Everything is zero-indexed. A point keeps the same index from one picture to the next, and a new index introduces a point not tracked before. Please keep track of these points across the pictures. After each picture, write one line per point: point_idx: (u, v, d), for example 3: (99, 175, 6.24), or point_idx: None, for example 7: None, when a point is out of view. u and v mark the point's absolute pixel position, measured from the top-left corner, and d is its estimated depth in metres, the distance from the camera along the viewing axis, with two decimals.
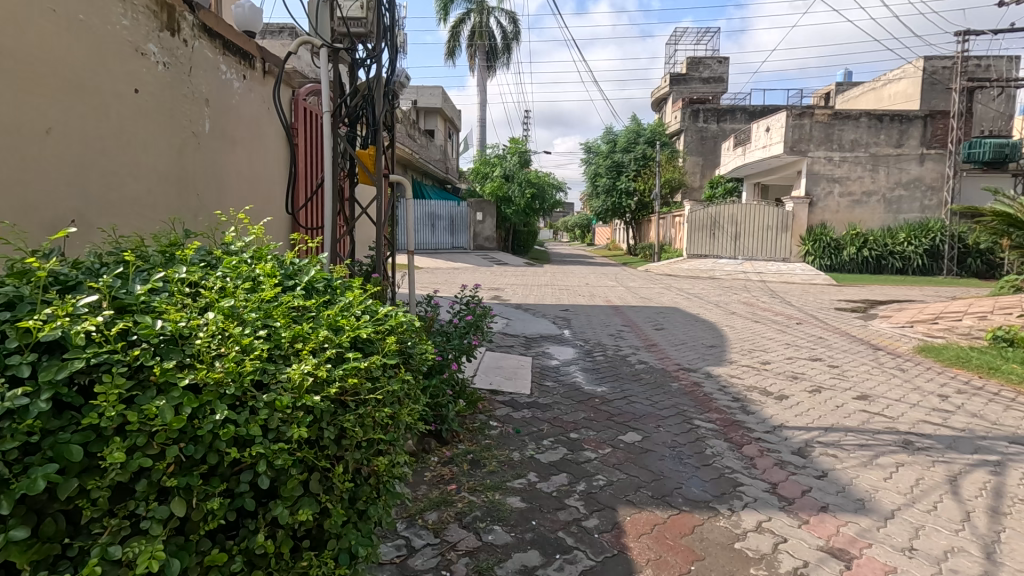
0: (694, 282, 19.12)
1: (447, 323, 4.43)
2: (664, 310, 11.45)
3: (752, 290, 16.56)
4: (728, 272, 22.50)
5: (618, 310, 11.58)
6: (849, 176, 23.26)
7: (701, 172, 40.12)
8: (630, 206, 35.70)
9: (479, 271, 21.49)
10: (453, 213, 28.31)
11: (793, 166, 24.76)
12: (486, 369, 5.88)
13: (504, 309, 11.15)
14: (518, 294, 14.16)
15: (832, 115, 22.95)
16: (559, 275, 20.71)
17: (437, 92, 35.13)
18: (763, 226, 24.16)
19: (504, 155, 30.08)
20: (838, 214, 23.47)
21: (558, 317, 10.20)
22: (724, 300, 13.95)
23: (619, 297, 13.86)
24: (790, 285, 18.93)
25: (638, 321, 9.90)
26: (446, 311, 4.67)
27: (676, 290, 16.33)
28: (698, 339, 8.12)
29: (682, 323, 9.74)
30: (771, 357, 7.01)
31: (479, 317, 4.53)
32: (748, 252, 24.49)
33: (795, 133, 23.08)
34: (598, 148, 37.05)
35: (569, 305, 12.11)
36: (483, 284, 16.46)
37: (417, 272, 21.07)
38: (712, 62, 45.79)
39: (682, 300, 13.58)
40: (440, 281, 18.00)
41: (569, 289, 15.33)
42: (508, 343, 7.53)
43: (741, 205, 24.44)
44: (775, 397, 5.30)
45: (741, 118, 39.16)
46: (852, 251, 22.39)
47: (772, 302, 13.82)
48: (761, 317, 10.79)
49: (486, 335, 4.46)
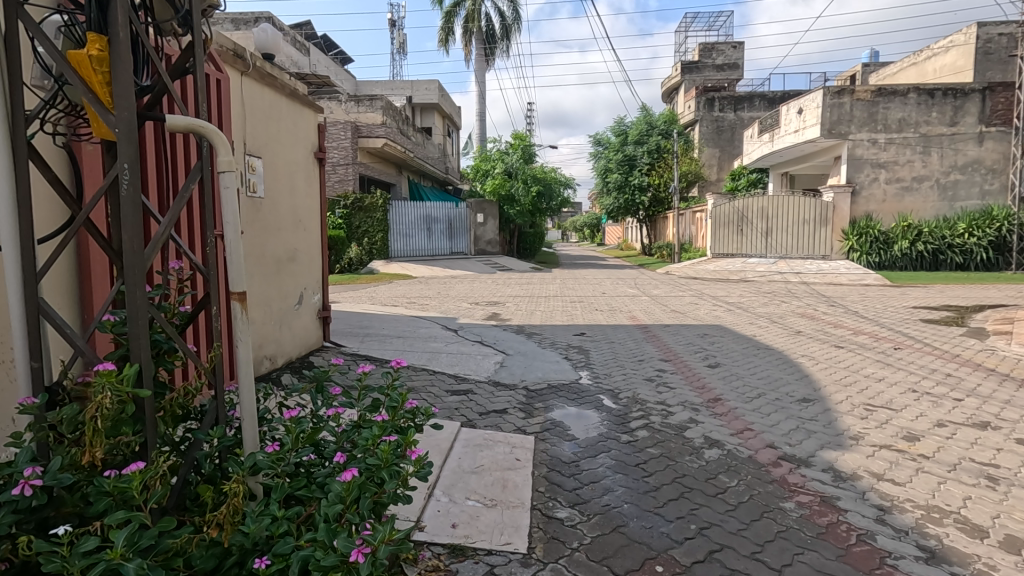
0: (727, 287, 16.51)
1: (321, 480, 1.85)
2: (708, 331, 8.89)
3: (801, 297, 13.93)
4: (761, 273, 19.92)
5: (648, 331, 9.09)
6: (896, 160, 20.47)
7: (718, 165, 37.46)
8: (644, 203, 33.13)
9: (479, 279, 19.04)
10: (452, 215, 25.80)
11: (829, 152, 22.05)
12: (452, 481, 3.39)
13: (500, 335, 8.67)
14: (521, 311, 11.67)
15: (875, 92, 20.24)
16: (570, 281, 18.27)
17: (433, 86, 32.66)
18: (798, 220, 21.51)
19: (506, 150, 27.61)
20: (885, 204, 20.66)
21: (572, 347, 7.70)
22: (776, 311, 11.35)
23: (645, 311, 11.30)
24: (838, 287, 16.35)
25: (680, 351, 7.36)
26: (334, 430, 2.09)
27: (710, 298, 13.76)
28: (777, 387, 5.57)
29: (739, 354, 7.17)
30: (912, 426, 4.43)
31: (389, 453, 1.89)
32: (782, 249, 21.89)
33: (834, 113, 20.39)
34: (608, 140, 34.36)
35: (585, 326, 9.61)
36: (481, 297, 14.01)
37: (408, 283, 18.67)
38: (726, 46, 43.06)
39: (722, 313, 11.00)
40: (431, 293, 15.59)
41: (582, 302, 12.80)
42: (499, 403, 5.03)
43: (771, 196, 21.85)
44: (1002, 547, 2.74)
45: (760, 105, 36.46)
46: (905, 246, 19.66)
47: (836, 313, 11.13)
48: (841, 339, 8.19)
49: (403, 497, 1.83)
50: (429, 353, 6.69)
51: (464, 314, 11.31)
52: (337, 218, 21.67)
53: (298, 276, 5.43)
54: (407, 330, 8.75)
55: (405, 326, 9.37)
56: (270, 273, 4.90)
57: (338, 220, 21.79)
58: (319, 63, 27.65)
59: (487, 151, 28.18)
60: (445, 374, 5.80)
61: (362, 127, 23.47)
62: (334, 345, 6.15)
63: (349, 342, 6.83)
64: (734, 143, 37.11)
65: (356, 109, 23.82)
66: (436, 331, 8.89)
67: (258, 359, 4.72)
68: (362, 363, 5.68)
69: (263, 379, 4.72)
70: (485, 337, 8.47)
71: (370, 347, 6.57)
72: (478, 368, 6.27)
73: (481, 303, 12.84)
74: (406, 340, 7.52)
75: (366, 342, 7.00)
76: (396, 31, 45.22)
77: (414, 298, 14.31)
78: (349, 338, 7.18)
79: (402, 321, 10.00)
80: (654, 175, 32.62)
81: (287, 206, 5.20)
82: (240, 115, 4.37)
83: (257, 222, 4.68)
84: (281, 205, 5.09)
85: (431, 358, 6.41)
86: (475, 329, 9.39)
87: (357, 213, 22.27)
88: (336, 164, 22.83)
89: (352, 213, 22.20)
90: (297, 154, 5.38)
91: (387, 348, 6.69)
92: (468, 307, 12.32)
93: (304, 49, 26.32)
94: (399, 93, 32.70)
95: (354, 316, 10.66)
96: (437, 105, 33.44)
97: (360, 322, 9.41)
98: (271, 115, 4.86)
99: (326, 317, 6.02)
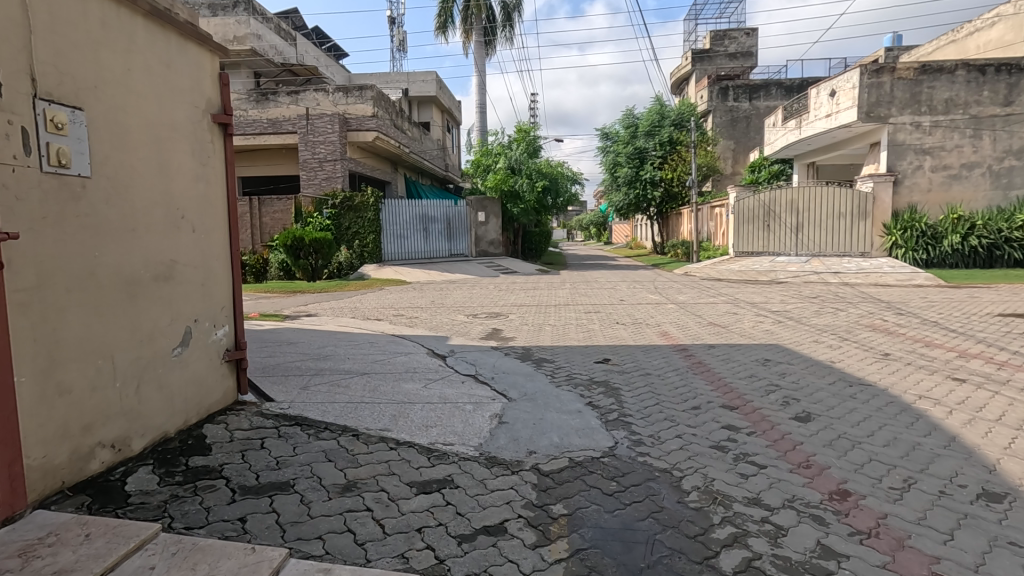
0: (761, 291, 14.56)
1: None
2: (766, 354, 6.93)
3: (855, 302, 11.98)
4: (794, 274, 17.97)
5: (688, 355, 7.15)
6: (943, 145, 18.36)
7: (733, 157, 35.54)
8: (656, 198, 31.25)
9: (480, 285, 17.19)
10: (451, 214, 23.89)
11: (865, 138, 19.98)
12: None
13: (504, 364, 6.76)
14: (526, 325, 9.72)
15: (919, 70, 18.15)
16: (582, 286, 16.40)
17: (430, 78, 30.72)
18: (833, 213, 19.48)
19: (509, 144, 25.68)
20: (931, 194, 18.58)
21: (597, 385, 5.76)
22: (837, 323, 9.40)
23: (677, 325, 9.32)
24: (890, 289, 14.40)
25: (743, 391, 5.41)
26: None
27: (749, 305, 11.80)
28: (925, 466, 3.62)
29: (827, 395, 5.19)
30: None
31: None
32: (813, 247, 19.88)
33: (872, 94, 18.34)
34: (617, 133, 32.36)
35: (608, 347, 7.69)
36: (480, 307, 12.07)
37: (401, 289, 16.82)
38: (738, 33, 40.90)
39: (773, 328, 9.01)
40: (425, 302, 13.72)
41: (598, 313, 10.81)
42: (497, 511, 3.09)
43: (801, 189, 19.91)
44: None
45: (776, 94, 34.53)
46: (956, 241, 17.62)
47: (911, 325, 9.11)
48: (953, 367, 6.22)
49: None
50: (399, 402, 4.76)
51: (459, 330, 9.38)
52: (324, 219, 20.34)
53: (177, 301, 3.47)
54: (380, 356, 6.86)
55: (381, 348, 7.47)
56: (110, 304, 2.95)
57: (325, 221, 20.34)
58: (307, 52, 25.73)
59: (488, 144, 26.29)
60: (415, 446, 3.86)
61: (351, 119, 21.60)
62: (261, 401, 4.24)
63: (288, 385, 4.90)
64: (750, 134, 35.15)
65: (344, 100, 21.70)
66: (417, 358, 6.96)
67: (83, 452, 2.77)
68: (290, 433, 3.74)
69: (93, 488, 2.77)
70: (480, 367, 6.52)
71: (315, 393, 4.65)
72: (467, 429, 4.31)
73: (480, 315, 10.91)
74: (372, 377, 5.59)
75: (316, 382, 5.07)
76: (394, 28, 43.33)
77: (403, 309, 12.38)
78: (291, 377, 5.25)
79: (378, 341, 8.10)
80: (667, 169, 30.60)
81: (155, 194, 3.28)
82: (15, 26, 2.44)
83: (72, 217, 2.72)
84: (140, 190, 3.15)
85: (401, 411, 4.49)
86: (469, 353, 7.46)
87: (346, 213, 20.70)
88: (323, 159, 20.92)
89: (340, 213, 20.64)
90: (174, 113, 3.46)
91: (339, 393, 4.76)
92: (464, 320, 10.39)
93: (290, 38, 24.41)
94: (395, 85, 30.86)
95: (323, 334, 8.75)
96: (435, 98, 31.51)
97: (325, 343, 7.53)
98: (104, 39, 2.92)
99: (243, 362, 4.11)
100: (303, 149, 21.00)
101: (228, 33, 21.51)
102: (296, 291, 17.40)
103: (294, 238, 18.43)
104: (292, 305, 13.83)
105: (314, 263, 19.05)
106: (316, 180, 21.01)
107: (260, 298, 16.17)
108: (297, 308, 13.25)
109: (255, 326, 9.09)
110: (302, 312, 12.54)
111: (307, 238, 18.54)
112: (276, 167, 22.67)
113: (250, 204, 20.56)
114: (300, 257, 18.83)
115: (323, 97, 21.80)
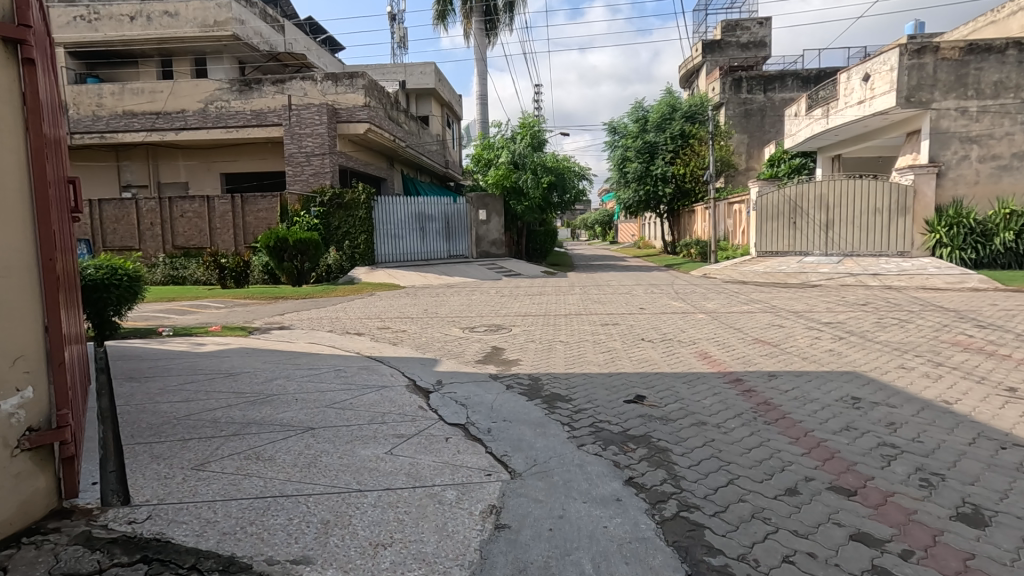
0: (798, 296, 12.86)
1: None
2: (851, 391, 5.23)
3: (917, 311, 10.26)
4: (827, 276, 16.28)
5: (745, 388, 5.45)
6: (992, 133, 16.62)
7: (748, 152, 33.75)
8: (667, 195, 29.56)
9: (481, 289, 15.60)
10: (449, 212, 22.29)
11: (902, 127, 18.27)
12: None
13: (505, 405, 5.11)
14: (533, 343, 8.02)
15: (966, 49, 16.49)
16: (593, 291, 14.71)
17: (429, 70, 29.15)
18: (869, 209, 17.72)
19: (512, 137, 24.00)
20: (978, 186, 16.82)
21: (635, 445, 4.10)
22: (913, 339, 7.70)
23: (717, 344, 7.62)
24: (946, 293, 12.70)
25: (850, 457, 3.75)
26: None
27: (792, 315, 10.09)
28: None
29: (987, 470, 3.50)
30: None
31: None
32: (844, 246, 18.21)
33: (913, 77, 16.64)
34: (625, 127, 30.63)
35: (639, 377, 6.00)
36: (478, 319, 10.37)
37: (394, 294, 15.20)
38: (751, 23, 39.06)
39: (837, 348, 7.28)
40: (417, 311, 12.05)
41: (618, 327, 9.11)
42: None
43: (832, 182, 18.21)
44: None
45: (792, 85, 33.18)
46: (1009, 239, 15.91)
47: (1008, 342, 7.38)
48: None
49: None
50: (343, 491, 3.09)
51: (451, 350, 7.70)
52: (311, 218, 18.77)
53: None
54: (341, 395, 5.19)
55: (347, 381, 5.80)
56: None
57: (313, 220, 18.76)
58: (297, 41, 24.14)
59: (490, 138, 24.63)
60: None
61: (341, 109, 20.00)
62: (106, 507, 2.61)
63: (178, 460, 3.24)
64: (765, 127, 33.36)
65: (334, 89, 19.93)
66: (391, 396, 5.29)
67: None
68: None
69: None
70: (472, 413, 4.85)
71: (209, 481, 2.98)
72: (443, 548, 2.65)
73: (477, 329, 9.22)
74: (316, 437, 3.91)
75: (225, 452, 3.41)
76: (394, 26, 41.76)
77: (390, 320, 10.70)
78: (195, 440, 3.59)
79: (347, 368, 6.44)
80: (679, 164, 28.88)
81: None
82: None
83: None
84: None
85: (339, 513, 2.82)
86: (460, 386, 5.79)
87: (336, 212, 19.07)
88: (311, 154, 19.32)
89: (329, 212, 19.02)
90: None
91: (250, 476, 3.10)
92: (457, 336, 8.70)
93: (277, 24, 22.79)
94: (391, 77, 29.24)
95: (283, 356, 7.08)
96: (434, 91, 29.91)
97: (278, 372, 5.87)
98: None
99: (68, 444, 2.55)
100: (288, 142, 19.45)
101: (208, 17, 19.87)
102: (278, 297, 15.77)
103: (277, 238, 16.79)
104: (266, 315, 12.19)
105: (299, 266, 17.38)
106: (302, 176, 19.40)
107: (237, 306, 14.55)
108: (270, 319, 11.62)
109: (202, 346, 7.43)
110: (275, 323, 10.91)
111: (291, 238, 16.92)
112: (261, 163, 21.33)
113: (232, 201, 19.21)
114: (284, 259, 17.14)
115: (310, 86, 20.05)
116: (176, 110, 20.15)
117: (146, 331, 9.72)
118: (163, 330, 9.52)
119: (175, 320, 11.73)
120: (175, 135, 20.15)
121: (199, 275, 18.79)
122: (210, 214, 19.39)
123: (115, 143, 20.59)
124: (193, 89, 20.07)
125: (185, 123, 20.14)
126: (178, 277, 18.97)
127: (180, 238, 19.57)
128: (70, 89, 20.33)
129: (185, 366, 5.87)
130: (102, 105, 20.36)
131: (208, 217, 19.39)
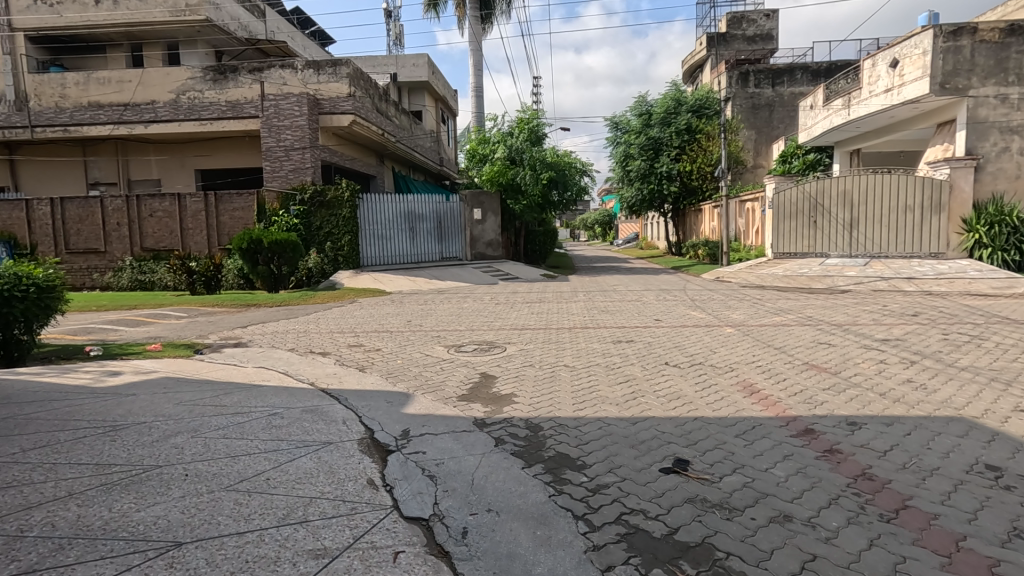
0: (833, 304, 11.33)
1: None
2: (982, 455, 3.70)
3: (981, 323, 8.77)
4: (856, 280, 14.77)
5: (827, 448, 3.93)
6: None
7: (755, 149, 32.27)
8: (673, 194, 28.07)
9: (475, 296, 14.07)
10: (442, 211, 20.81)
11: (934, 117, 16.77)
12: None
13: (493, 478, 3.61)
14: (532, 370, 6.49)
15: (1007, 30, 14.99)
16: (599, 298, 13.15)
17: (422, 62, 27.57)
18: (898, 206, 16.28)
19: (508, 131, 22.48)
20: (1019, 181, 15.32)
21: (692, 569, 2.58)
22: (1008, 364, 6.16)
23: (761, 372, 6.09)
24: (1001, 300, 11.21)
25: None
26: None
27: (839, 329, 8.56)
28: None
29: None
30: None
31: None
32: (871, 247, 16.83)
33: (949, 61, 15.12)
34: (628, 122, 29.14)
35: (673, 426, 4.47)
36: (465, 334, 8.80)
37: (378, 302, 13.66)
38: (757, 15, 37.50)
39: (917, 378, 5.73)
40: (397, 323, 10.45)
41: (633, 346, 7.56)
42: None
43: (857, 178, 16.83)
44: None
45: (803, 79, 31.58)
46: None
47: None
48: None
49: None
50: None
51: (427, 380, 6.14)
52: (290, 217, 17.25)
53: None
54: (258, 462, 3.65)
55: (276, 434, 4.25)
56: None
57: (293, 219, 17.24)
58: (280, 29, 22.59)
59: (485, 132, 23.09)
60: None
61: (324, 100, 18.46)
62: None
63: None
64: (774, 122, 31.89)
65: (315, 78, 18.36)
66: (332, 463, 3.76)
67: None
68: None
69: None
70: (442, 497, 3.32)
71: None
72: None
73: (463, 350, 7.66)
74: (173, 568, 2.39)
75: None
76: (389, 21, 40.21)
77: (363, 336, 9.13)
78: None
79: (286, 410, 4.89)
80: (686, 160, 27.37)
81: None
82: None
83: None
84: None
85: None
86: (435, 442, 4.27)
87: (317, 211, 17.53)
88: (290, 148, 17.80)
89: (310, 211, 17.49)
90: None
91: None
92: (438, 359, 7.14)
93: (257, 10, 21.22)
94: (382, 69, 27.65)
95: (211, 390, 5.51)
96: (427, 84, 28.34)
97: (184, 421, 4.32)
98: None
99: None
100: (266, 136, 17.92)
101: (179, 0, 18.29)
102: (250, 304, 14.21)
103: (250, 239, 15.17)
104: (225, 328, 10.64)
105: (275, 270, 15.76)
106: (281, 172, 17.84)
107: (200, 315, 12.99)
108: (229, 333, 10.06)
109: (112, 377, 5.84)
110: (231, 339, 9.34)
111: (266, 239, 15.30)
112: (238, 159, 19.80)
113: (205, 199, 17.65)
114: (259, 263, 15.51)
115: (289, 74, 18.51)
116: (145, 101, 18.58)
117: (71, 350, 8.15)
118: (91, 349, 7.94)
119: (121, 334, 10.18)
120: (145, 128, 18.61)
121: (167, 279, 17.32)
122: (181, 213, 17.83)
123: (81, 137, 19.05)
124: (163, 78, 18.48)
125: (154, 115, 18.58)
126: (146, 281, 17.64)
127: (149, 240, 18.02)
128: (31, 78, 18.76)
129: (58, 414, 4.30)
130: (66, 95, 18.79)
131: (178, 217, 17.83)
